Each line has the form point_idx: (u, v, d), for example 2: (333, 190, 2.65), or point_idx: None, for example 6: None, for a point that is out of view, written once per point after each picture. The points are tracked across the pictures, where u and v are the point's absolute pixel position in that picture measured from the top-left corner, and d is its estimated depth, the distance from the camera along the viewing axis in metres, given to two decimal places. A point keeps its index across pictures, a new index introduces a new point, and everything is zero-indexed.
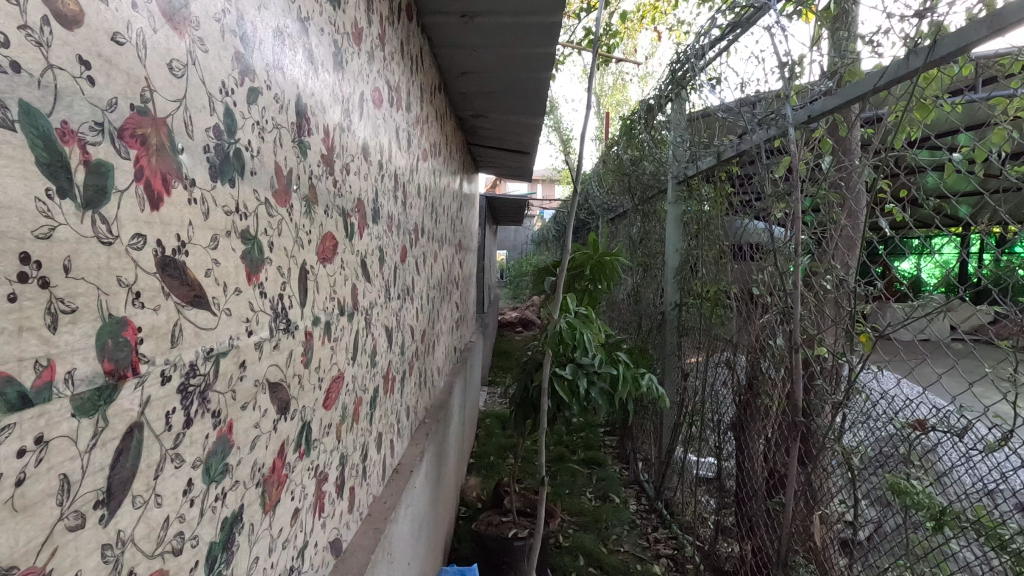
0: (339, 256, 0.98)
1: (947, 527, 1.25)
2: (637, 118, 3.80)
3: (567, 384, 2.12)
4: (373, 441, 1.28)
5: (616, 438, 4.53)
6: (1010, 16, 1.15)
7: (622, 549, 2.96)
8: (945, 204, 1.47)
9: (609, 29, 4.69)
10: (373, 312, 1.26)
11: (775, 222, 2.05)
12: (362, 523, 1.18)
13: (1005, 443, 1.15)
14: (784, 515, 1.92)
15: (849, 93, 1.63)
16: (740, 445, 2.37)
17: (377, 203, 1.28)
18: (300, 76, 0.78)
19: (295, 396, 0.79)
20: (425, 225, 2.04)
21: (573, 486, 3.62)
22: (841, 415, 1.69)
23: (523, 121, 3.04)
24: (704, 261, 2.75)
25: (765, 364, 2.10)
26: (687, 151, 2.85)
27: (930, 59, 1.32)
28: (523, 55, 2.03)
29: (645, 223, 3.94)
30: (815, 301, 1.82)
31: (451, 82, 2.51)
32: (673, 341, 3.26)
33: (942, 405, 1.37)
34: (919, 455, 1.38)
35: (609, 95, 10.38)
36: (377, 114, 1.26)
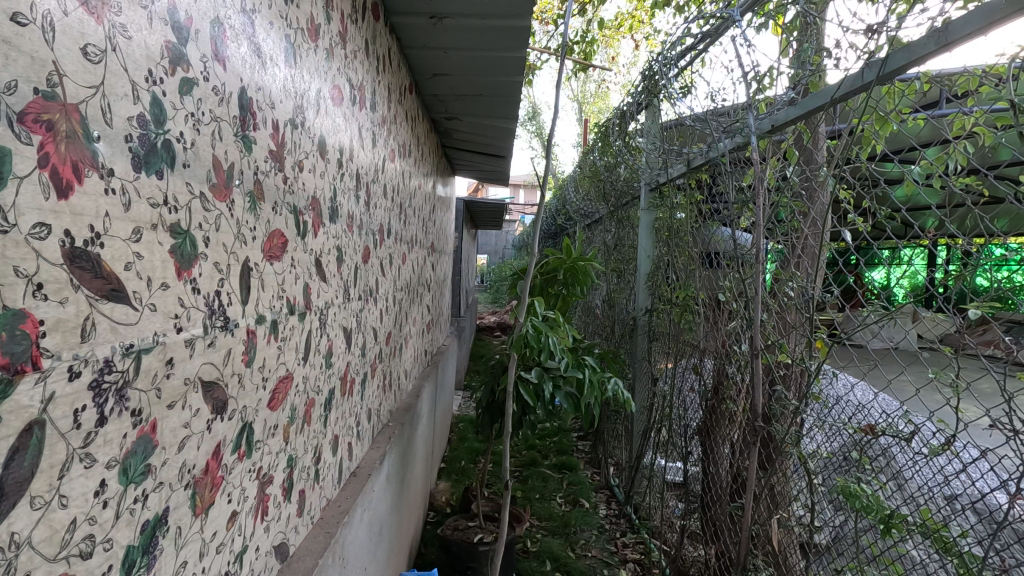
0: (289, 254, 0.96)
1: (894, 529, 1.27)
2: (612, 125, 3.84)
3: (533, 388, 2.13)
4: (328, 443, 1.26)
5: (588, 443, 4.56)
6: (955, 32, 1.19)
7: (589, 553, 2.95)
8: (900, 214, 1.50)
9: (587, 36, 4.73)
10: (329, 313, 1.24)
11: (740, 230, 2.08)
12: (313, 526, 1.16)
13: (947, 447, 1.17)
14: (744, 518, 1.94)
15: (809, 103, 1.67)
16: (706, 450, 2.40)
17: (336, 202, 1.27)
18: (245, 69, 0.76)
19: (234, 395, 0.77)
20: (392, 227, 2.02)
21: (544, 490, 3.62)
22: (799, 420, 1.72)
23: (496, 124, 3.04)
24: (674, 267, 2.78)
25: (730, 369, 2.13)
26: (660, 158, 2.88)
27: (882, 73, 1.36)
28: (492, 58, 2.03)
29: (619, 229, 3.97)
30: (777, 308, 1.85)
31: (424, 83, 2.50)
32: (643, 347, 3.29)
33: (892, 410, 1.40)
34: (871, 460, 1.40)
35: (590, 102, 10.51)
36: (336, 112, 1.24)
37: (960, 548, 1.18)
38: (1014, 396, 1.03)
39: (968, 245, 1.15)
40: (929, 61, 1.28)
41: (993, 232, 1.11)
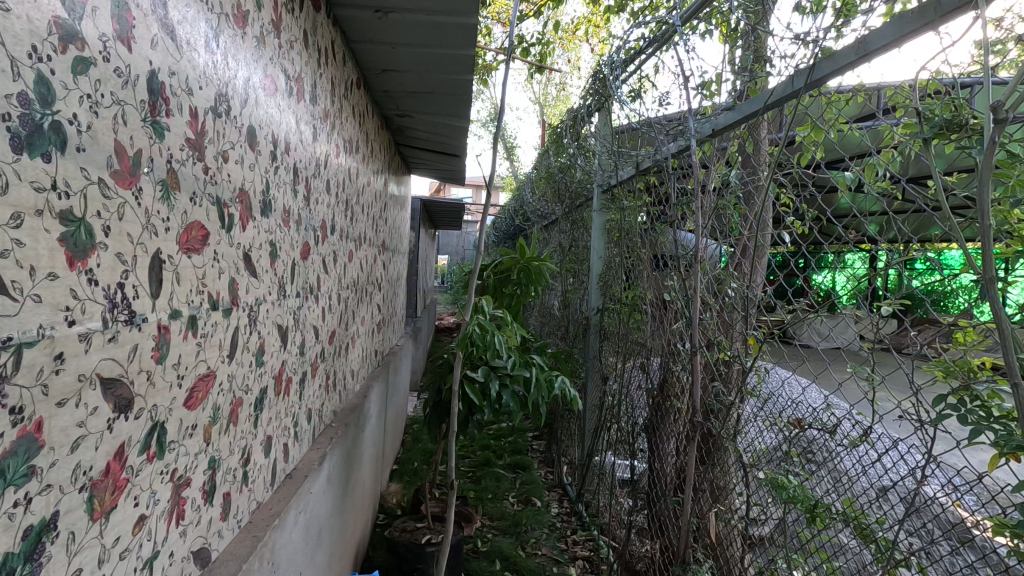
0: (211, 247, 0.93)
1: (818, 518, 1.33)
2: (567, 127, 3.88)
3: (479, 387, 2.13)
4: (259, 444, 1.23)
5: (543, 442, 4.58)
6: (872, 43, 1.25)
7: (539, 552, 2.97)
8: (826, 218, 1.58)
9: (543, 38, 4.79)
10: (260, 310, 1.20)
11: (684, 231, 2.13)
12: (241, 530, 1.12)
13: (865, 438, 1.23)
14: (683, 512, 1.99)
15: (746, 109, 1.73)
16: (652, 447, 2.44)
17: (269, 196, 1.23)
18: (156, 52, 0.73)
19: (143, 394, 0.73)
20: (336, 224, 1.98)
21: (497, 491, 3.64)
22: (737, 417, 1.78)
23: (448, 123, 3.02)
24: (623, 267, 2.83)
25: (674, 368, 2.18)
26: (610, 160, 2.93)
27: (810, 81, 1.42)
28: (440, 55, 2.01)
29: (573, 230, 4.02)
30: (718, 307, 1.90)
31: (373, 79, 2.47)
32: (595, 346, 3.35)
33: (818, 404, 1.46)
34: (799, 453, 1.46)
35: (552, 104, 10.61)
36: (269, 103, 1.21)
37: (876, 534, 1.24)
38: (921, 389, 1.09)
39: (885, 246, 1.20)
40: (851, 71, 1.35)
41: (906, 234, 1.16)
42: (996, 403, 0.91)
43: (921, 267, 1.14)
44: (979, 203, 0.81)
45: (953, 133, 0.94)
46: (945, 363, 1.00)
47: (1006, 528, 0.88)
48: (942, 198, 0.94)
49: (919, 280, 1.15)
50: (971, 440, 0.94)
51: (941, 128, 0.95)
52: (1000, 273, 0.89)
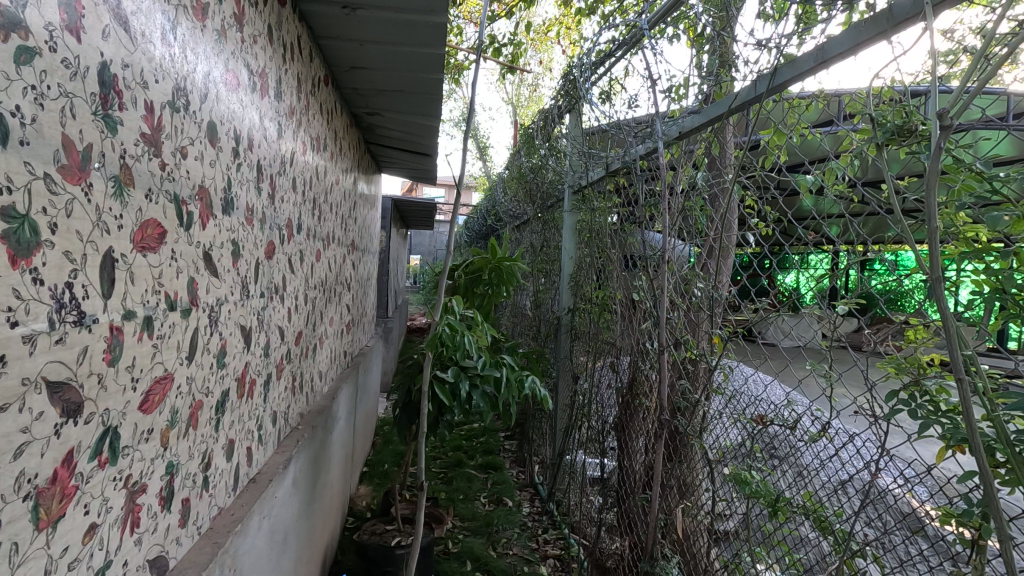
0: (167, 245, 0.90)
1: (780, 512, 1.37)
2: (538, 127, 3.90)
3: (449, 387, 2.12)
4: (221, 448, 1.19)
5: (515, 442, 4.59)
6: (830, 51, 1.29)
7: (510, 552, 2.97)
8: (787, 220, 1.62)
9: (515, 39, 4.80)
10: (222, 310, 1.17)
11: (652, 231, 2.16)
12: (201, 537, 1.09)
13: (824, 433, 1.27)
14: (652, 509, 2.02)
15: (711, 113, 1.77)
16: (621, 445, 2.47)
17: (231, 193, 1.20)
18: (107, 43, 0.70)
19: (94, 397, 0.71)
20: (303, 223, 1.94)
21: (469, 491, 3.64)
22: (703, 414, 1.82)
23: (419, 122, 3.00)
24: (593, 267, 2.86)
25: (643, 367, 2.21)
26: (581, 160, 2.96)
27: (771, 86, 1.46)
28: (409, 54, 1.99)
29: (544, 230, 4.04)
30: (685, 307, 1.94)
31: (342, 76, 2.43)
32: (566, 346, 3.37)
33: (780, 400, 1.51)
34: (761, 448, 1.50)
35: (525, 105, 10.64)
36: (231, 98, 1.18)
37: (834, 526, 1.28)
38: (875, 385, 1.14)
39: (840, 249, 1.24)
40: (810, 77, 1.39)
41: (861, 236, 1.20)
42: (944, 397, 0.95)
43: (878, 268, 1.17)
44: (926, 206, 0.85)
45: (903, 139, 0.98)
46: (897, 360, 1.04)
47: (953, 516, 0.91)
48: (893, 201, 0.98)
49: (876, 280, 1.18)
50: (920, 432, 0.97)
51: (893, 133, 0.99)
52: (945, 272, 0.93)
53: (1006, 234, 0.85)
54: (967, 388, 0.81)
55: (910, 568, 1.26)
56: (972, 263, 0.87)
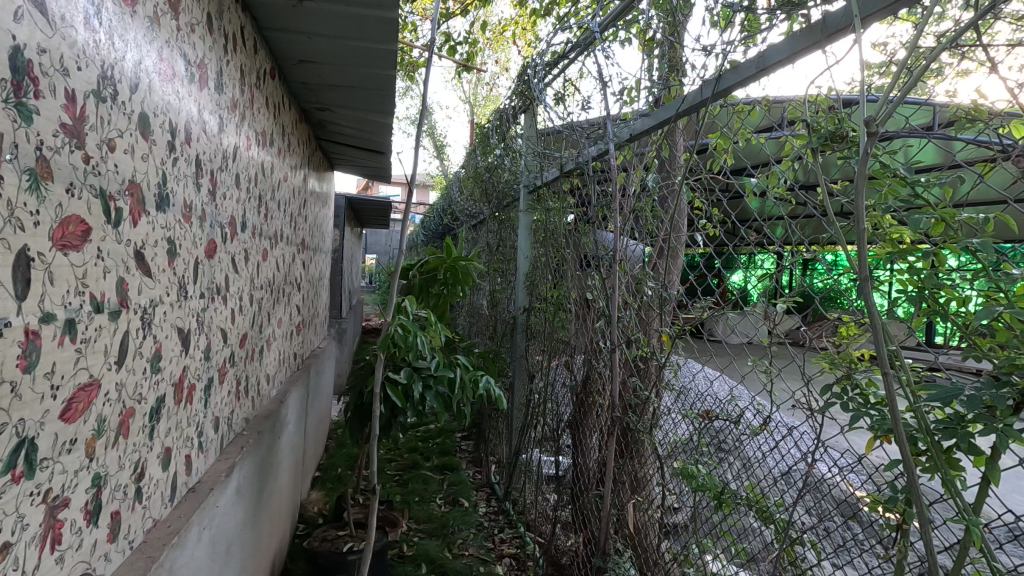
0: (93, 243, 0.85)
1: (725, 504, 1.41)
2: (494, 127, 3.89)
3: (402, 389, 2.09)
4: (156, 457, 1.13)
5: (471, 442, 4.57)
6: (770, 58, 1.34)
7: (466, 552, 2.95)
8: (732, 221, 1.68)
9: (470, 38, 4.78)
10: (157, 312, 1.11)
11: (604, 231, 2.20)
12: (133, 552, 1.03)
13: (765, 426, 1.32)
14: (604, 504, 2.05)
15: (660, 116, 1.81)
16: (576, 442, 2.50)
17: (166, 189, 1.14)
18: (20, 26, 0.66)
19: (6, 407, 0.66)
20: (248, 221, 1.87)
21: (424, 493, 3.61)
22: (654, 411, 1.86)
23: (372, 119, 2.94)
24: (548, 267, 2.88)
25: (596, 365, 2.24)
26: (535, 161, 2.97)
27: (717, 91, 1.51)
28: (360, 49, 1.95)
29: (500, 230, 4.04)
30: (636, 306, 1.97)
31: (290, 69, 2.36)
32: (521, 345, 3.38)
33: (725, 396, 1.55)
34: (707, 443, 1.54)
35: (482, 104, 10.62)
36: (165, 88, 1.12)
37: (774, 515, 1.33)
38: (812, 379, 1.19)
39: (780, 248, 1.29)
40: (753, 83, 1.44)
41: (799, 236, 1.26)
42: (873, 390, 1.00)
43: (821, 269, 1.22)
44: (855, 208, 0.89)
45: (836, 145, 1.03)
46: (831, 355, 1.09)
47: (880, 503, 0.96)
48: (827, 204, 1.03)
49: (818, 280, 1.23)
50: (851, 424, 1.02)
51: (827, 139, 1.04)
52: (874, 272, 0.98)
53: (927, 236, 0.90)
54: (892, 380, 0.85)
55: (844, 553, 1.32)
56: (897, 264, 0.92)
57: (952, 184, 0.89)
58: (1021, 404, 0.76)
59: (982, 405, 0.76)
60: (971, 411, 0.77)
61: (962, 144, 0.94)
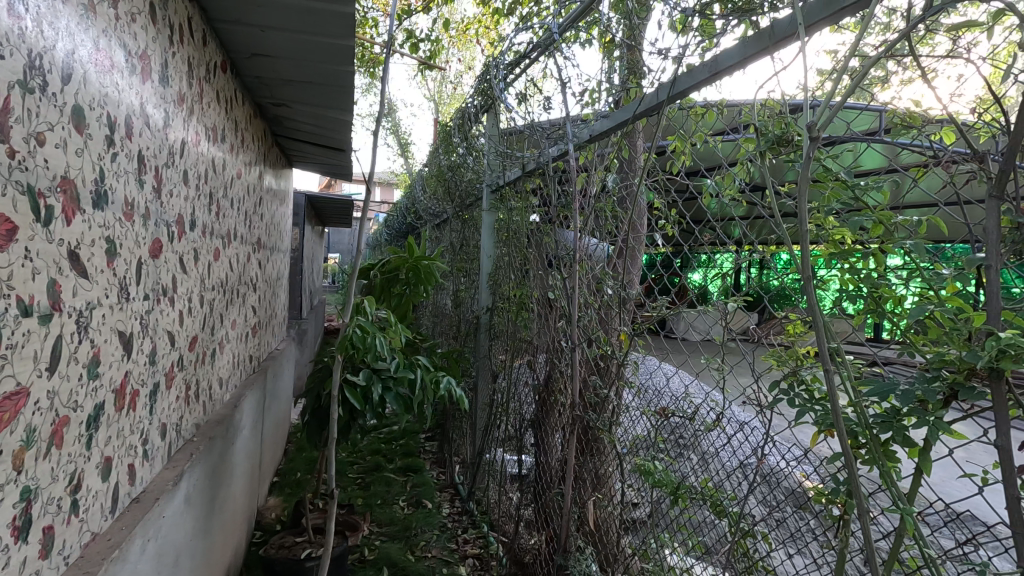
0: (19, 243, 0.80)
1: (682, 499, 1.44)
2: (456, 125, 3.87)
3: (361, 391, 2.06)
4: (95, 467, 1.08)
5: (435, 443, 4.54)
6: (721, 63, 1.37)
7: (429, 554, 2.93)
8: (688, 222, 1.72)
9: (432, 36, 4.74)
10: (94, 315, 1.06)
11: (565, 231, 2.21)
12: (69, 568, 0.98)
13: (718, 423, 1.36)
14: (565, 502, 2.07)
15: (619, 117, 1.83)
16: (538, 442, 2.51)
17: (104, 186, 1.08)
18: None
19: None
20: (197, 220, 1.80)
21: (386, 496, 3.57)
22: (614, 409, 1.88)
23: (330, 116, 2.88)
24: (511, 267, 2.88)
25: (557, 365, 2.25)
26: (498, 160, 2.97)
27: (672, 94, 1.54)
28: (315, 44, 1.90)
29: (463, 230, 4.02)
30: (596, 304, 1.99)
31: (243, 63, 2.29)
32: (484, 345, 3.37)
33: (682, 394, 1.58)
34: (664, 440, 1.57)
35: (446, 102, 10.55)
36: (103, 80, 1.07)
37: (728, 509, 1.37)
38: (761, 376, 1.22)
39: (740, 245, 1.33)
40: (706, 87, 1.47)
41: (750, 238, 1.29)
42: (817, 386, 1.04)
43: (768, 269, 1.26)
44: (799, 210, 0.92)
45: (782, 148, 1.07)
46: (779, 353, 1.12)
47: (824, 494, 1.00)
48: (774, 206, 1.06)
49: (766, 280, 1.27)
50: (798, 419, 1.05)
51: (774, 142, 1.07)
52: (819, 271, 1.01)
53: (866, 236, 0.94)
54: (832, 376, 0.88)
55: (794, 543, 1.36)
56: (840, 264, 0.96)
57: (888, 187, 0.93)
58: (950, 397, 0.79)
59: (915, 399, 0.79)
60: (905, 406, 0.80)
61: (897, 149, 0.98)
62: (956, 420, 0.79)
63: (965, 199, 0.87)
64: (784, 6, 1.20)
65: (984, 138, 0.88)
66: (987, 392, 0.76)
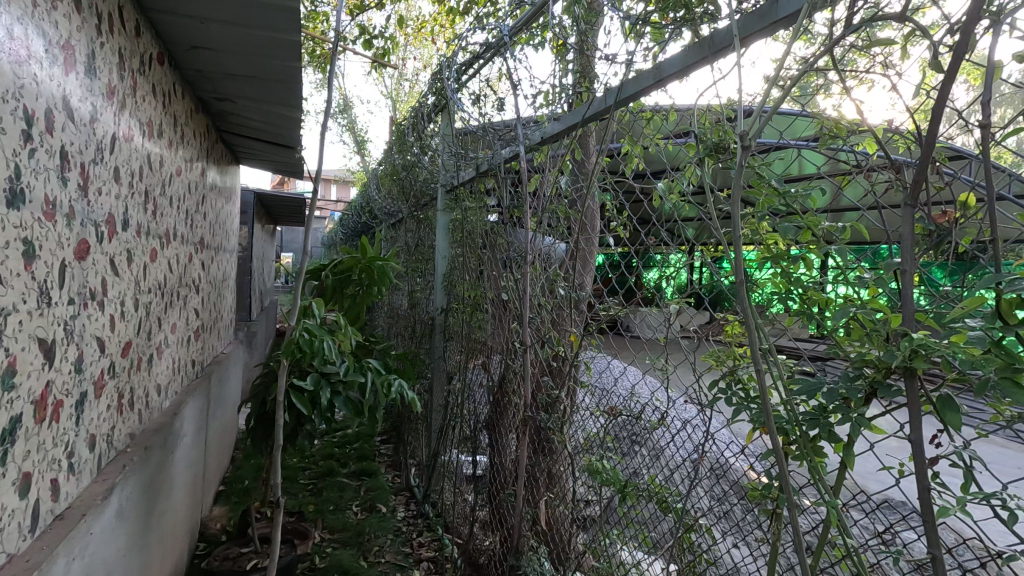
0: None
1: (628, 497, 1.47)
2: (410, 124, 3.82)
3: (309, 396, 2.01)
4: (11, 484, 1.02)
5: (390, 446, 4.48)
6: (665, 70, 1.41)
7: (383, 559, 2.89)
8: (637, 225, 1.75)
9: (386, 33, 4.67)
10: (9, 321, 0.99)
11: (518, 233, 2.22)
12: None
13: (663, 422, 1.40)
14: (517, 503, 2.08)
15: (569, 120, 1.85)
16: (493, 443, 2.52)
17: (20, 183, 1.01)
18: None
19: None
20: (131, 219, 1.72)
21: (339, 501, 3.50)
22: (565, 409, 1.90)
23: (278, 113, 2.79)
24: (465, 268, 2.87)
25: (511, 366, 2.26)
26: (452, 160, 2.95)
27: (619, 99, 1.57)
28: (258, 38, 1.84)
29: (419, 230, 3.98)
30: (548, 305, 2.00)
31: (182, 56, 2.20)
32: (439, 346, 3.35)
33: (630, 393, 1.62)
34: (613, 439, 1.60)
35: (401, 100, 10.40)
36: (19, 69, 1.00)
37: (672, 505, 1.41)
38: (702, 377, 1.26)
39: (690, 245, 1.35)
40: (651, 93, 1.51)
41: (692, 242, 1.33)
42: (753, 385, 1.08)
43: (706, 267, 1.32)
44: (733, 217, 0.95)
45: (719, 156, 1.10)
46: (718, 354, 1.17)
47: (759, 490, 1.04)
48: (712, 212, 1.09)
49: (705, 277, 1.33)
50: (734, 417, 1.09)
51: (712, 150, 1.11)
52: (755, 275, 1.05)
53: (796, 242, 0.98)
54: (764, 376, 0.92)
55: (735, 536, 1.42)
56: (773, 268, 1.00)
57: (816, 195, 0.98)
58: (870, 394, 0.84)
59: (839, 397, 0.84)
60: (830, 404, 0.85)
61: (825, 159, 1.03)
62: (877, 416, 0.83)
63: (883, 206, 0.92)
64: (722, 17, 1.24)
65: (901, 149, 0.94)
66: (902, 389, 0.80)
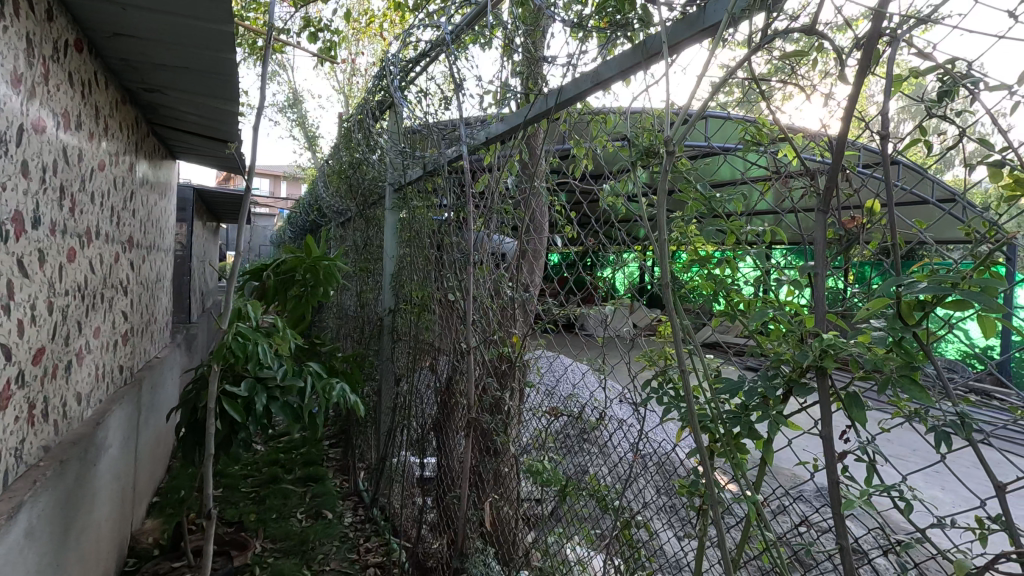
0: None
1: (568, 496, 1.48)
2: (357, 120, 3.73)
3: (243, 402, 1.92)
4: None
5: (339, 450, 4.37)
6: (602, 73, 1.43)
7: (328, 567, 2.82)
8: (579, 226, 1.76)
9: (333, 27, 4.55)
10: None
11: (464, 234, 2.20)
12: None
13: (601, 421, 1.41)
14: (463, 505, 2.06)
15: (512, 121, 1.85)
16: (440, 445, 2.49)
17: None
18: None
19: None
20: (43, 217, 1.60)
21: (283, 509, 3.39)
22: (509, 410, 1.90)
23: (213, 106, 2.68)
24: (413, 268, 2.83)
25: (457, 367, 2.24)
26: (398, 158, 2.90)
27: (558, 102, 1.57)
28: (184, 26, 1.75)
29: (367, 230, 3.89)
30: (492, 306, 2.00)
31: (104, 43, 2.08)
32: (387, 347, 3.29)
33: (571, 393, 1.63)
34: (555, 438, 1.61)
35: (351, 96, 10.17)
36: None
37: (611, 502, 1.43)
38: (636, 376, 1.28)
39: (626, 246, 1.38)
40: (590, 96, 1.52)
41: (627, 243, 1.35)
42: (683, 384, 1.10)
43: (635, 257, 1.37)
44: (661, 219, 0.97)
45: (651, 160, 1.12)
46: (651, 354, 1.19)
47: (688, 487, 1.06)
48: (643, 214, 1.11)
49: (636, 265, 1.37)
50: (665, 416, 1.11)
51: (645, 153, 1.12)
52: (684, 276, 1.07)
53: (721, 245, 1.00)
54: (690, 375, 0.94)
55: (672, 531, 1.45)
56: (700, 270, 1.02)
57: (740, 199, 1.00)
58: (788, 393, 0.87)
59: (758, 396, 0.87)
60: (750, 402, 0.87)
61: (749, 165, 1.06)
62: (793, 413, 0.86)
63: (800, 211, 0.96)
64: (655, 22, 1.26)
65: (818, 155, 0.98)
66: (815, 388, 0.84)
